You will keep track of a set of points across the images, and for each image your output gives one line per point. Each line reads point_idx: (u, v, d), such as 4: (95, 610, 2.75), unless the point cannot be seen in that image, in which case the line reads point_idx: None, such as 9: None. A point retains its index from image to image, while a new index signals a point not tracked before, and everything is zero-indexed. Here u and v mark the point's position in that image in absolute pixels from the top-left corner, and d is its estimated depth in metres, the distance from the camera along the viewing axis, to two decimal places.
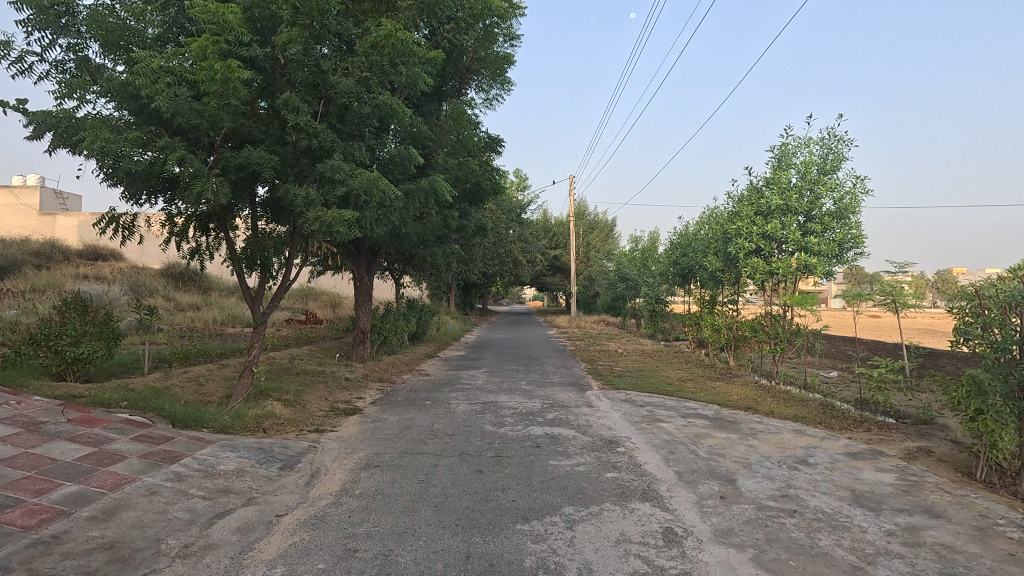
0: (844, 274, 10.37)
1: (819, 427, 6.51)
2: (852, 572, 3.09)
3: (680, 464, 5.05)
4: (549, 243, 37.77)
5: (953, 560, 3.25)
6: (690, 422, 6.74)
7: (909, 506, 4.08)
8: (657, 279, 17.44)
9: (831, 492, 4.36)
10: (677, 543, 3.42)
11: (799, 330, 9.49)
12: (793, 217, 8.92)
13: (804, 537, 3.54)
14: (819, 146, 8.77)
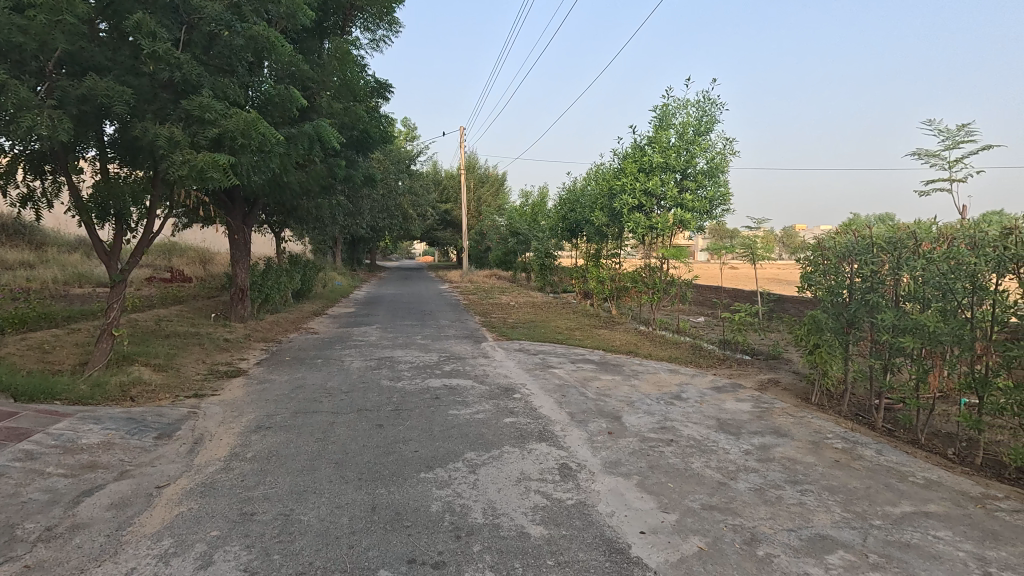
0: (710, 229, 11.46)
1: (690, 365, 7.29)
2: (719, 487, 3.56)
3: (571, 405, 5.40)
4: (439, 196, 37.20)
5: (795, 469, 3.86)
6: (579, 367, 7.20)
7: (762, 429, 4.74)
8: (547, 233, 18.01)
9: (701, 422, 4.93)
10: (572, 477, 3.69)
11: (673, 280, 10.37)
12: (671, 175, 9.57)
13: (679, 461, 3.99)
14: (695, 109, 9.40)
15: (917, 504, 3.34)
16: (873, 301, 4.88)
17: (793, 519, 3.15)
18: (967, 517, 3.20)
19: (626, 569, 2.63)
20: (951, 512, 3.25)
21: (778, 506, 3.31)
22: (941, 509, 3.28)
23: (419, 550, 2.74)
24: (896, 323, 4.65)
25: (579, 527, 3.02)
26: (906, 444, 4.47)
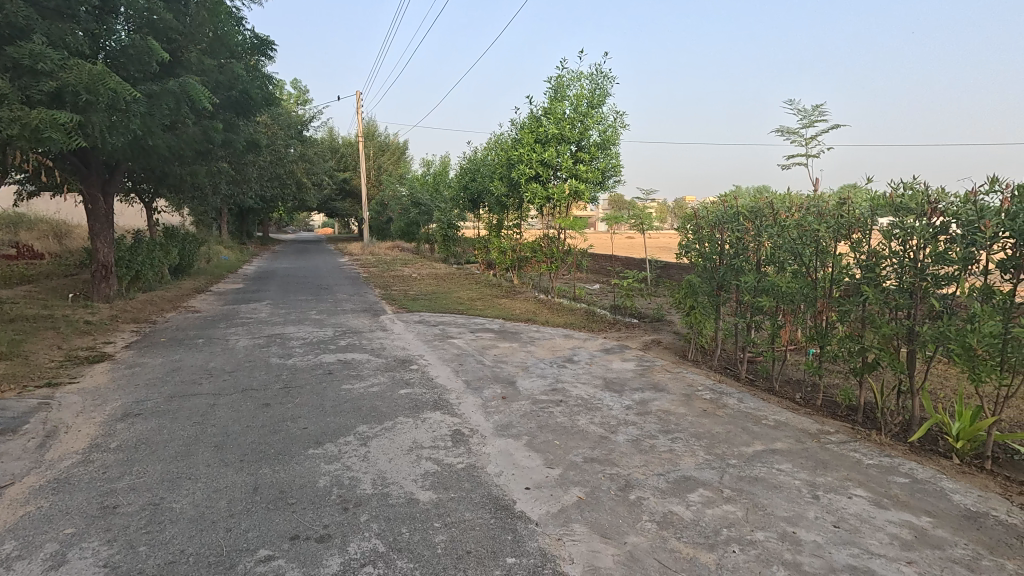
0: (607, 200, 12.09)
1: (583, 330, 7.67)
2: (600, 441, 3.82)
3: (468, 373, 5.50)
4: (337, 165, 35.41)
5: (668, 420, 4.23)
6: (478, 335, 7.32)
7: (643, 385, 5.13)
8: (449, 204, 17.82)
9: (589, 382, 5.23)
10: (464, 442, 3.78)
11: (570, 249, 10.75)
12: (566, 146, 9.81)
13: (566, 420, 4.22)
14: (588, 82, 9.68)
15: (766, 443, 3.80)
16: (738, 265, 5.38)
17: (663, 464, 3.46)
18: (804, 450, 3.69)
19: (510, 524, 2.76)
20: (793, 447, 3.74)
21: (651, 454, 3.62)
22: (785, 446, 3.75)
23: (303, 526, 2.69)
24: (756, 285, 5.16)
25: (468, 489, 3.12)
26: (763, 391, 5.04)
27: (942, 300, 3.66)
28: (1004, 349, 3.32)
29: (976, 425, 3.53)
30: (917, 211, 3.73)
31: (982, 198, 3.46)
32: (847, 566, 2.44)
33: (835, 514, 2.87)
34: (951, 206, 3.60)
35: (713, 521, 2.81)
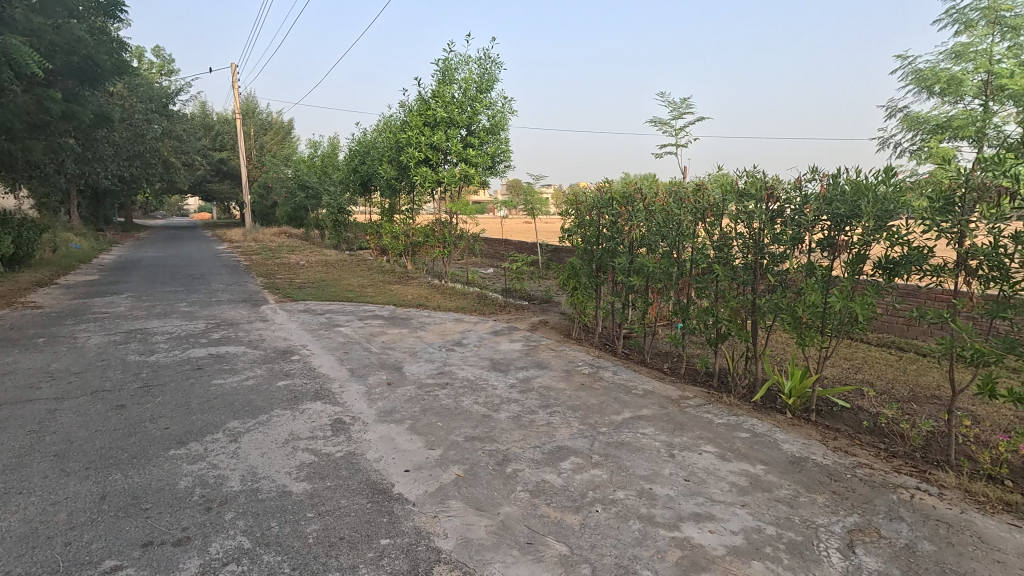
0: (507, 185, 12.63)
1: (474, 313, 7.78)
2: (482, 420, 3.93)
3: (353, 361, 5.37)
4: (211, 143, 32.45)
5: (548, 396, 4.43)
6: (366, 323, 7.16)
7: (527, 364, 5.32)
8: (338, 187, 17.07)
9: (476, 364, 5.34)
10: (344, 430, 3.71)
11: (462, 234, 10.79)
12: (456, 130, 9.78)
13: (451, 401, 4.29)
14: (476, 66, 9.73)
15: (634, 411, 4.12)
16: (613, 247, 5.73)
17: (540, 437, 3.64)
18: (667, 415, 4.06)
19: (386, 507, 2.77)
20: (657, 412, 4.09)
21: (529, 428, 3.79)
22: (650, 412, 4.10)
23: (158, 531, 2.51)
24: (628, 265, 5.54)
25: (345, 476, 3.08)
26: (637, 364, 5.45)
27: (778, 276, 4.17)
28: (823, 317, 3.86)
29: (803, 383, 4.09)
30: (756, 196, 4.20)
31: (806, 185, 3.97)
32: (692, 513, 2.74)
33: (686, 469, 3.20)
34: (782, 192, 4.09)
35: (581, 485, 3.01)
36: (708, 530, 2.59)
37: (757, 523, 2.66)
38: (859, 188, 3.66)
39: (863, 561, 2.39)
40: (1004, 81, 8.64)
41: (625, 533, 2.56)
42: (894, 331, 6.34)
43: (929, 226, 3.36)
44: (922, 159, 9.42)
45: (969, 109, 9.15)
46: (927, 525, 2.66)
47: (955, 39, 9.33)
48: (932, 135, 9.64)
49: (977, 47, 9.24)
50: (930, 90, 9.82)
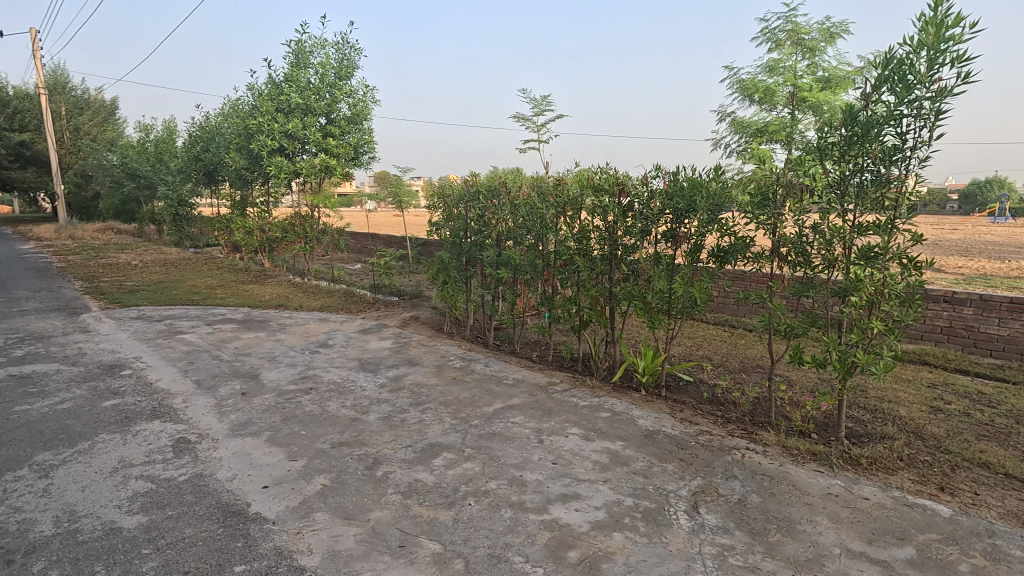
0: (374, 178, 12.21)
1: (340, 312, 7.40)
2: (350, 424, 3.75)
3: (200, 372, 4.82)
4: (6, 122, 27.07)
5: (419, 393, 4.36)
6: (215, 328, 6.47)
7: (398, 362, 5.18)
8: (177, 177, 15.16)
9: (342, 365, 5.08)
10: (189, 450, 3.32)
11: (325, 229, 10.19)
12: (314, 118, 9.18)
13: (315, 407, 4.04)
14: (334, 51, 9.24)
15: (505, 401, 4.21)
16: (480, 241, 5.77)
17: (411, 436, 3.56)
18: (536, 402, 4.20)
19: (241, 530, 2.53)
20: (527, 401, 4.22)
21: (400, 428, 3.70)
22: (520, 401, 4.21)
23: None
24: (496, 258, 5.63)
25: (190, 502, 2.75)
26: (507, 354, 5.58)
27: (631, 265, 4.52)
28: (670, 301, 4.26)
29: (654, 362, 4.48)
30: (609, 191, 4.49)
31: (652, 181, 4.32)
32: (560, 495, 2.86)
33: (554, 453, 3.34)
34: (632, 187, 4.42)
35: (454, 480, 3.01)
36: (574, 509, 2.73)
37: (617, 496, 2.86)
38: (695, 184, 4.07)
39: (705, 518, 2.67)
40: (805, 94, 10.15)
41: (497, 522, 2.61)
42: (728, 311, 7.18)
43: (751, 219, 3.83)
44: (746, 159, 10.75)
45: (781, 117, 10.63)
46: (754, 480, 3.06)
47: (768, 55, 10.75)
48: (754, 138, 11.05)
49: (785, 63, 10.76)
50: (751, 98, 11.22)
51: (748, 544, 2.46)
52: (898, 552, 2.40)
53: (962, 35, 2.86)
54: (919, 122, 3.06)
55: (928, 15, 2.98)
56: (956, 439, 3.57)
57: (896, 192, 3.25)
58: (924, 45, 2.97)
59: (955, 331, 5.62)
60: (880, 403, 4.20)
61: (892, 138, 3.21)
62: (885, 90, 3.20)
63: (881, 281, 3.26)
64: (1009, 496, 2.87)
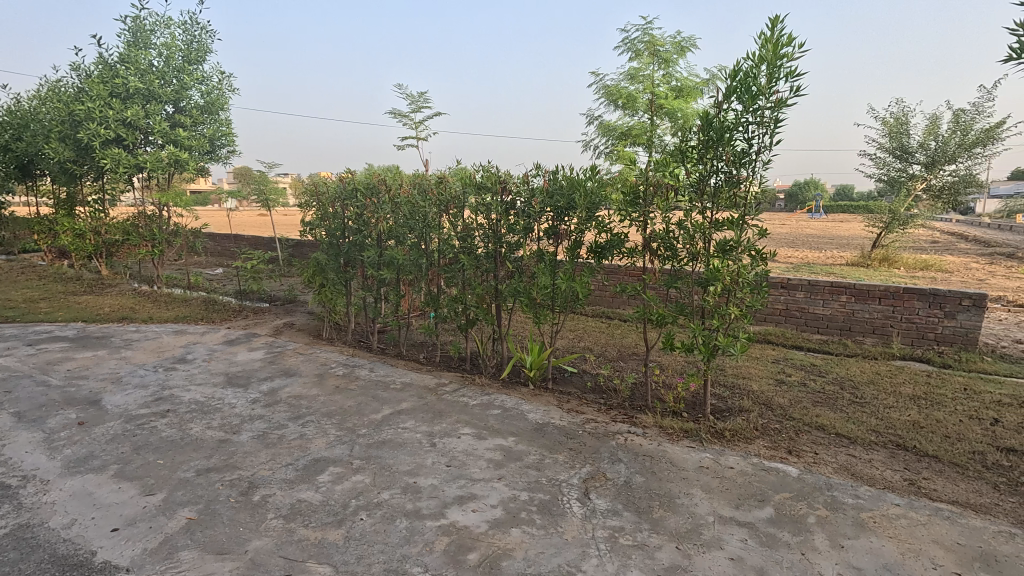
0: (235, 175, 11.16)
1: (200, 322, 6.66)
2: (218, 447, 3.37)
3: (20, 402, 4.05)
4: None
5: (298, 405, 4.05)
6: (39, 349, 5.48)
7: (272, 373, 4.78)
8: None
9: (206, 382, 4.56)
10: (9, 498, 2.77)
11: (178, 230, 9.11)
12: (158, 105, 8.17)
13: (175, 432, 3.57)
14: (180, 32, 8.32)
15: (394, 406, 4.07)
16: (360, 241, 5.51)
17: (291, 453, 3.29)
18: (426, 405, 4.10)
19: None
20: (416, 404, 4.11)
21: (278, 445, 3.40)
22: (409, 405, 4.09)
23: None
24: (377, 258, 5.41)
25: (15, 560, 2.29)
26: (393, 358, 5.39)
27: (515, 262, 4.60)
28: (553, 296, 4.39)
29: (541, 356, 4.60)
30: (492, 189, 4.51)
31: (532, 180, 4.42)
32: (456, 497, 2.82)
33: (447, 456, 3.29)
34: (514, 186, 4.48)
35: (342, 496, 2.83)
36: (471, 510, 2.70)
37: (512, 492, 2.88)
38: (573, 183, 4.22)
39: (596, 503, 2.79)
40: (662, 101, 11.09)
41: (392, 535, 2.50)
42: (604, 303, 7.59)
43: (625, 216, 4.07)
44: (614, 160, 11.48)
45: (642, 122, 11.48)
46: (637, 461, 3.25)
47: (629, 63, 11.55)
48: (619, 141, 11.82)
49: (644, 72, 11.64)
50: (615, 103, 12.00)
51: (636, 523, 2.61)
52: (760, 512, 2.69)
53: (793, 53, 3.26)
54: (762, 129, 3.45)
55: (766, 34, 3.35)
56: (797, 407, 4.10)
57: (745, 191, 3.63)
58: (764, 60, 3.34)
59: (791, 313, 6.46)
60: (737, 380, 4.70)
61: (742, 142, 3.58)
62: (733, 99, 3.55)
63: (736, 272, 3.63)
64: (840, 453, 3.35)
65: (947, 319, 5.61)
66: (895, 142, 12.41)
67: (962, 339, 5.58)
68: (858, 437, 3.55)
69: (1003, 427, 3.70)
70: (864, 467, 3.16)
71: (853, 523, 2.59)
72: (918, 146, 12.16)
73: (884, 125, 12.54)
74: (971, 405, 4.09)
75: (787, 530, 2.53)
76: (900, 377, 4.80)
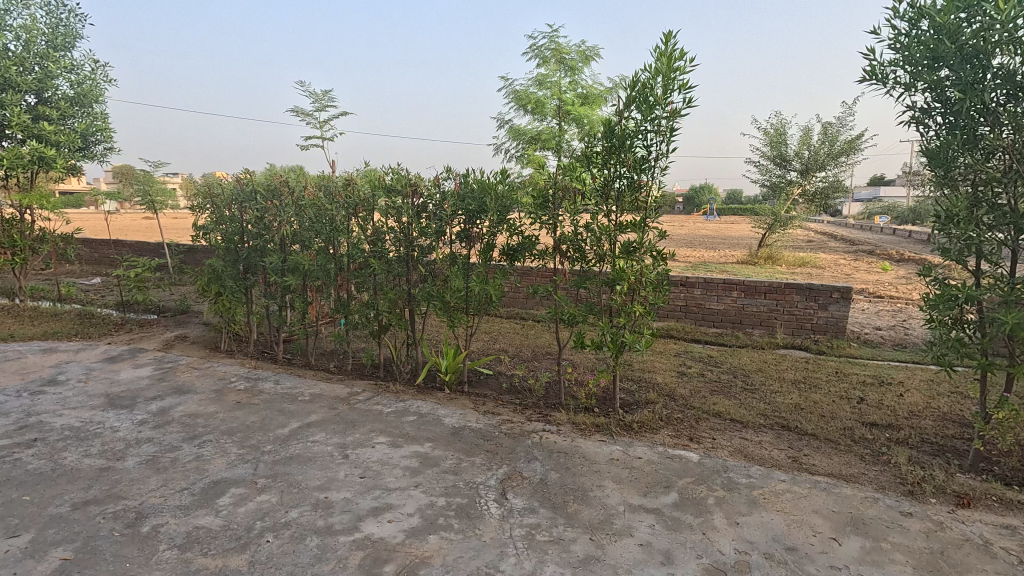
0: (114, 174, 10.12)
1: (74, 339, 5.96)
2: (98, 476, 3.03)
3: None
4: None
5: (194, 425, 3.75)
6: None
7: (162, 391, 4.37)
8: None
9: (82, 405, 4.09)
10: None
11: (45, 236, 8.11)
12: (16, 95, 7.22)
13: (44, 463, 3.17)
14: (42, 13, 7.41)
15: (302, 419, 3.87)
16: (261, 246, 5.20)
17: (186, 477, 3.04)
18: (337, 416, 3.95)
19: None
20: (326, 416, 3.94)
21: (171, 470, 3.13)
22: (319, 417, 3.91)
23: None
24: (281, 264, 5.14)
25: None
26: (300, 368, 5.13)
27: (428, 265, 4.58)
28: (467, 299, 4.41)
29: (456, 360, 4.58)
30: (402, 192, 4.42)
31: (443, 183, 4.39)
32: (371, 509, 2.73)
33: (361, 467, 3.18)
34: (424, 188, 4.43)
35: (246, 518, 2.65)
36: (387, 520, 2.63)
37: (429, 499, 2.84)
38: (484, 186, 4.25)
39: (513, 503, 2.82)
40: (569, 108, 11.46)
41: (302, 554, 2.38)
42: (518, 304, 7.71)
43: (535, 219, 4.16)
44: (524, 164, 11.69)
45: (550, 127, 11.79)
46: (552, 458, 3.33)
47: (537, 70, 11.83)
48: (529, 145, 12.06)
49: (551, 78, 11.96)
50: (525, 108, 12.23)
51: (552, 519, 2.67)
52: (666, 498, 2.85)
53: (685, 67, 3.49)
54: (660, 137, 3.66)
55: (660, 48, 3.56)
56: (697, 396, 4.39)
57: (646, 195, 3.85)
58: (660, 72, 3.56)
59: (690, 309, 6.91)
60: (644, 374, 4.95)
61: (642, 149, 3.78)
62: (633, 108, 3.74)
63: (639, 272, 3.84)
64: (734, 437, 3.63)
65: (820, 310, 6.26)
66: (775, 151, 13.67)
67: (833, 328, 6.26)
68: (749, 421, 3.86)
69: (867, 405, 4.19)
70: (755, 448, 3.45)
71: (747, 500, 2.82)
72: (794, 155, 13.48)
73: (766, 135, 13.77)
74: (842, 386, 4.60)
75: (690, 513, 2.71)
76: (783, 364, 5.30)
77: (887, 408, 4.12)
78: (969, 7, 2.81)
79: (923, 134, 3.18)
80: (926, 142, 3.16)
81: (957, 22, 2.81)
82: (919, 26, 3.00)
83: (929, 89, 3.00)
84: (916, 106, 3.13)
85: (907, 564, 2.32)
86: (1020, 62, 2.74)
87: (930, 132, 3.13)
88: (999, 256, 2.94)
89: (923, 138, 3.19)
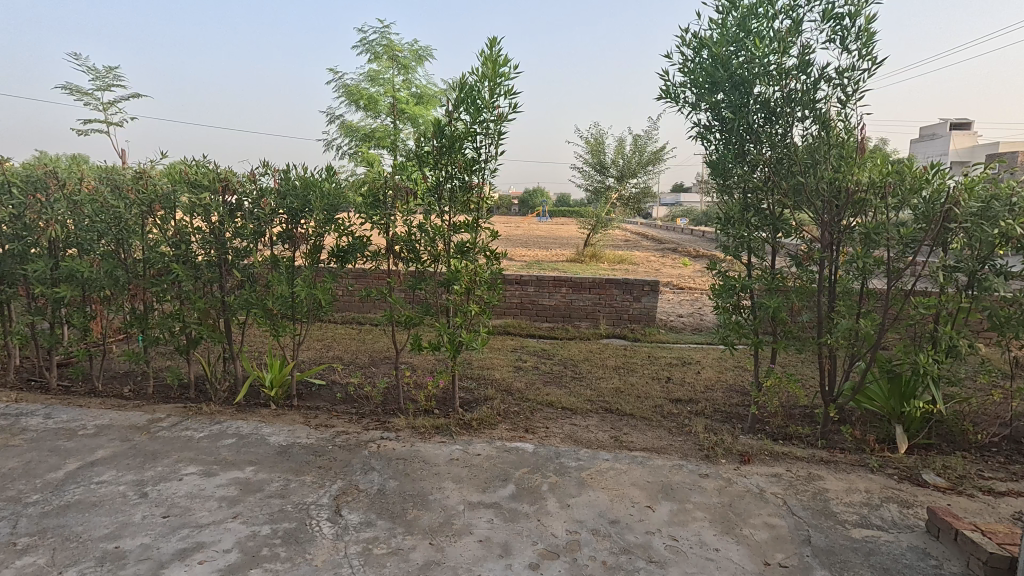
0: None
1: None
2: None
3: None
4: None
5: None
6: None
7: None
8: None
9: None
10: None
11: None
12: None
13: None
14: None
15: (84, 458, 3.23)
16: (19, 251, 4.20)
17: None
18: (132, 448, 3.36)
19: None
20: (118, 450, 3.33)
21: None
22: (108, 452, 3.30)
23: None
24: (50, 273, 4.23)
25: None
26: (83, 397, 4.28)
27: (245, 270, 4.09)
28: (293, 306, 4.08)
29: (282, 372, 4.20)
30: (210, 188, 3.91)
31: (260, 179, 4.00)
32: (177, 552, 2.37)
33: (164, 504, 2.75)
34: (238, 184, 3.97)
35: None
36: (197, 562, 2.30)
37: (250, 529, 2.55)
38: (308, 183, 3.98)
39: (348, 519, 2.66)
40: (403, 107, 11.29)
41: None
42: (354, 308, 7.36)
43: (365, 219, 3.97)
44: (358, 162, 11.22)
45: (385, 125, 11.49)
46: (390, 466, 3.22)
47: (368, 65, 11.43)
48: (363, 143, 11.61)
49: (384, 75, 11.65)
50: (356, 104, 11.75)
51: (390, 530, 2.58)
52: (503, 491, 2.93)
53: (509, 73, 3.62)
54: (489, 140, 3.75)
55: (486, 53, 3.64)
56: (532, 388, 4.60)
57: (478, 196, 3.92)
58: (486, 77, 3.64)
59: (525, 306, 7.24)
60: (482, 371, 5.05)
61: (471, 151, 3.83)
62: (462, 110, 3.77)
63: (473, 271, 3.89)
64: (565, 424, 3.87)
65: (635, 302, 6.98)
66: (595, 158, 14.98)
67: (646, 317, 7.02)
68: (578, 408, 4.16)
69: (673, 383, 4.78)
70: (582, 433, 3.71)
71: (576, 482, 3.02)
72: (611, 163, 14.90)
73: (587, 143, 15.01)
74: (653, 368, 5.19)
75: (526, 502, 2.81)
76: (606, 352, 5.82)
77: (688, 385, 4.74)
78: (736, 42, 3.33)
79: (706, 148, 3.71)
80: (709, 155, 3.70)
81: (727, 54, 3.31)
82: (701, 54, 3.48)
83: (710, 109, 3.51)
84: (700, 124, 3.63)
85: (705, 519, 2.67)
86: (773, 91, 3.31)
87: (711, 146, 3.66)
88: (763, 251, 3.55)
89: (707, 152, 3.72)
